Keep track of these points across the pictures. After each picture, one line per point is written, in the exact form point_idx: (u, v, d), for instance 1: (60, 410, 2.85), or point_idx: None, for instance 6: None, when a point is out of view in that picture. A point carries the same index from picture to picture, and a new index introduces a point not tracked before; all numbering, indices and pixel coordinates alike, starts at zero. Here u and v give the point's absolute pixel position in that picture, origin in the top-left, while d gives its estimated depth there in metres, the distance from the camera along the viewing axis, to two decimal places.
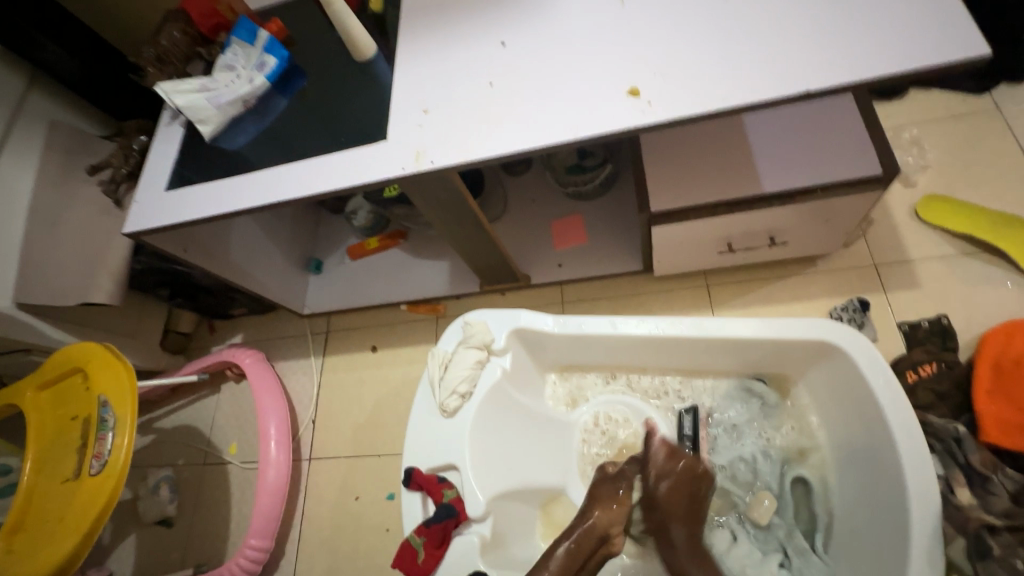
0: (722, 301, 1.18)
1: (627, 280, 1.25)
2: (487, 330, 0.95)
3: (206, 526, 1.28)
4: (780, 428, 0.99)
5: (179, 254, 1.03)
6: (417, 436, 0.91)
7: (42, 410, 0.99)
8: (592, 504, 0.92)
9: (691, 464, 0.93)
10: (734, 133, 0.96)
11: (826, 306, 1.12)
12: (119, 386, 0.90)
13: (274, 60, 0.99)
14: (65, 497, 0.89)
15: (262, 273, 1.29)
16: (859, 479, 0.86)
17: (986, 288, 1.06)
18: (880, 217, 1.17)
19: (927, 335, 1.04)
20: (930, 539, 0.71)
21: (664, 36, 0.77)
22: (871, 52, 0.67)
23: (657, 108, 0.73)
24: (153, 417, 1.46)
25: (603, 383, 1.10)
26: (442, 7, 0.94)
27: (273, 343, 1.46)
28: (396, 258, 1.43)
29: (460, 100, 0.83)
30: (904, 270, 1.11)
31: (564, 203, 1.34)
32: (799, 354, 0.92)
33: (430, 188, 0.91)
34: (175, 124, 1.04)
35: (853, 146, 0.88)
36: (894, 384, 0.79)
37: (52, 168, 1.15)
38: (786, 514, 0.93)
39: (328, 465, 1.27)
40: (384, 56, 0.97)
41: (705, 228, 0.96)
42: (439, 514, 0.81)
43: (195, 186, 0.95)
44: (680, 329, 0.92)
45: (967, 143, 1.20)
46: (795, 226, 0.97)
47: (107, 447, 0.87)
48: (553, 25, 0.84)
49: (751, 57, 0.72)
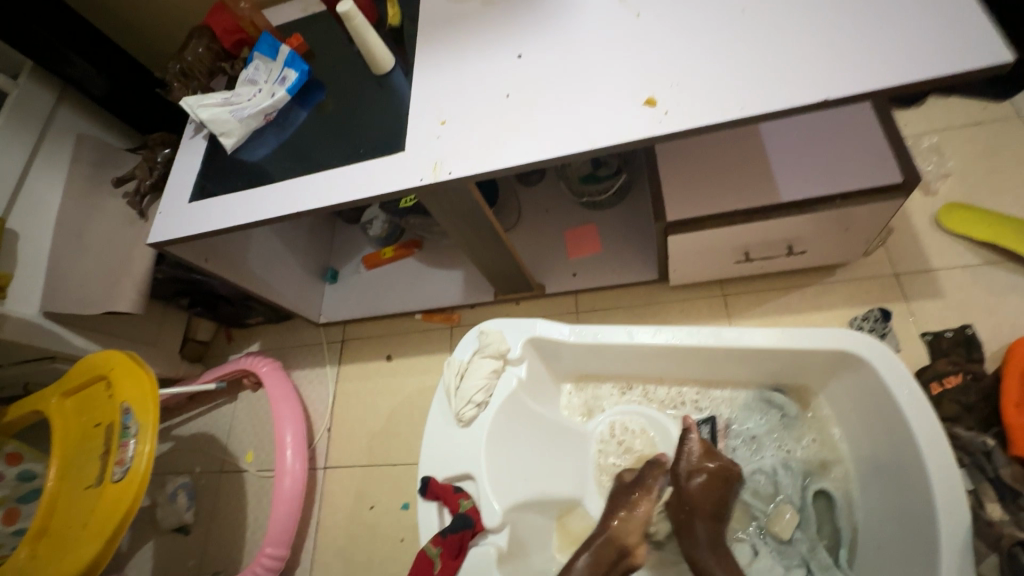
0: (739, 309, 1.17)
1: (642, 289, 1.25)
2: (502, 338, 0.95)
3: (222, 533, 1.29)
4: (801, 440, 0.97)
5: (201, 263, 1.05)
6: (434, 444, 0.91)
7: (66, 417, 1.01)
8: (613, 511, 0.93)
9: (727, 466, 0.91)
10: (751, 142, 0.96)
11: (846, 315, 1.10)
12: (141, 394, 0.92)
13: (295, 74, 1.01)
14: (88, 502, 0.90)
15: (279, 282, 1.31)
16: (885, 493, 0.83)
17: (1013, 297, 1.04)
18: (900, 225, 1.15)
19: (951, 345, 1.02)
20: (960, 556, 0.69)
21: (679, 47, 0.78)
22: (891, 60, 0.67)
23: (674, 118, 0.73)
24: (172, 425, 1.48)
25: (619, 394, 1.09)
26: (459, 21, 0.96)
27: (290, 351, 1.47)
28: (411, 268, 1.44)
29: (477, 112, 0.84)
30: (926, 279, 1.09)
31: (578, 212, 1.34)
32: (820, 364, 0.90)
33: (447, 199, 0.92)
34: (199, 137, 1.07)
35: (872, 153, 0.87)
36: (919, 396, 0.77)
37: (79, 180, 1.18)
38: (807, 529, 0.90)
39: (343, 474, 1.28)
40: (402, 69, 0.99)
41: (723, 236, 0.95)
42: (456, 524, 0.81)
43: (217, 197, 0.97)
44: (697, 339, 0.91)
45: (989, 150, 1.18)
46: (814, 235, 0.96)
47: (130, 453, 0.88)
48: (569, 37, 0.85)
49: (768, 66, 0.72)
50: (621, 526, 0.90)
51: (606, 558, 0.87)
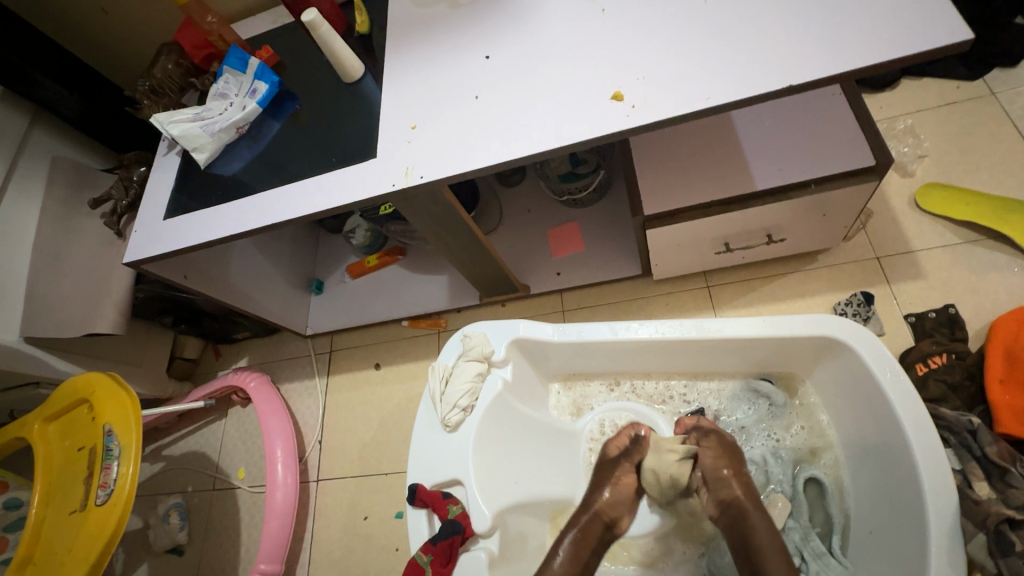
0: (723, 300, 1.17)
1: (626, 284, 1.25)
2: (486, 341, 0.94)
3: (216, 552, 1.28)
4: (789, 428, 0.98)
5: (180, 280, 1.04)
6: (421, 452, 0.90)
7: (50, 442, 1.00)
8: (598, 487, 0.91)
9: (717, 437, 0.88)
10: (724, 131, 0.96)
11: (830, 301, 1.10)
12: (123, 415, 0.91)
13: (265, 86, 1.00)
14: (73, 528, 0.89)
15: (262, 295, 1.30)
16: (873, 477, 0.83)
17: (993, 275, 1.04)
18: (879, 209, 1.15)
19: (934, 325, 1.02)
20: (948, 537, 0.68)
21: (643, 41, 0.78)
22: (855, 44, 0.67)
23: (641, 112, 0.73)
24: (162, 445, 1.46)
25: (608, 391, 1.08)
26: (427, 25, 0.95)
27: (278, 365, 1.46)
28: (396, 275, 1.43)
29: (447, 116, 0.84)
30: (908, 261, 1.09)
31: (560, 211, 1.34)
32: (804, 351, 0.90)
33: (422, 204, 0.91)
34: (173, 154, 1.06)
35: (845, 138, 0.87)
36: (901, 378, 0.77)
37: (55, 204, 1.17)
38: (801, 517, 0.89)
39: (335, 484, 1.27)
40: (372, 76, 0.98)
41: (703, 227, 0.95)
42: (445, 531, 0.80)
43: (192, 214, 0.96)
44: (681, 331, 0.91)
45: (964, 130, 1.18)
46: (792, 222, 0.97)
47: (113, 476, 0.87)
48: (535, 34, 0.85)
49: (733, 54, 0.72)
50: (609, 501, 0.89)
51: (594, 532, 0.86)
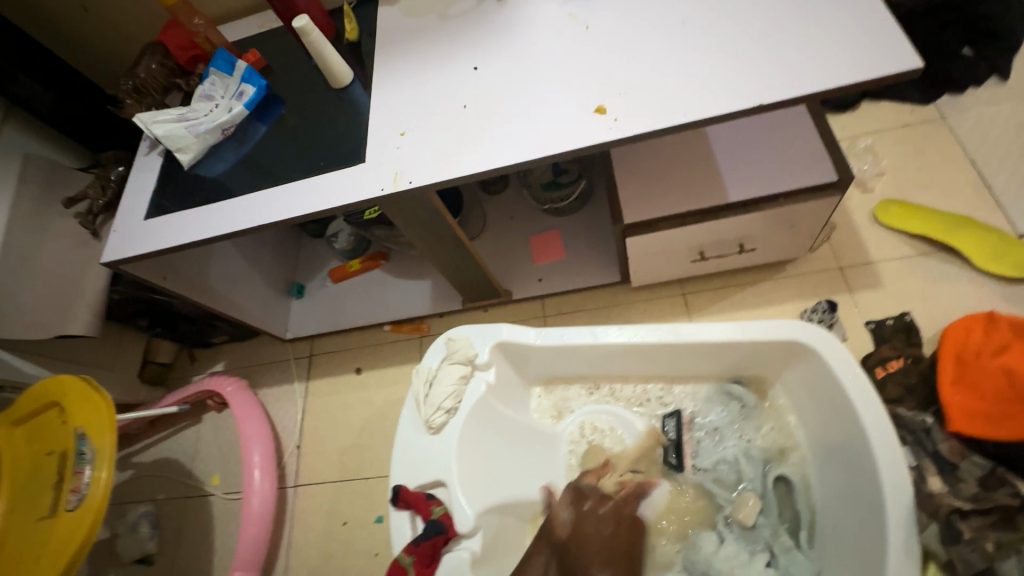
0: (698, 307, 1.22)
1: (605, 291, 1.28)
2: (470, 344, 0.96)
3: (188, 560, 1.25)
4: (760, 429, 1.02)
5: (158, 281, 1.03)
6: (404, 454, 0.91)
7: (15, 447, 0.97)
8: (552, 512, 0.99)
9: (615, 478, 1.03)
10: (698, 146, 1.01)
11: (797, 309, 1.16)
12: (97, 419, 0.89)
13: (253, 89, 1.01)
14: (40, 536, 0.86)
15: (241, 297, 1.29)
16: (837, 473, 0.88)
17: (945, 284, 1.12)
18: (843, 222, 1.22)
19: (892, 331, 1.08)
20: (905, 526, 0.73)
21: (622, 58, 0.82)
22: (819, 67, 0.72)
23: (622, 125, 0.77)
24: (132, 452, 1.42)
25: (587, 394, 1.11)
26: (416, 34, 0.98)
27: (256, 369, 1.44)
28: (378, 280, 1.43)
29: (435, 122, 0.87)
30: (868, 271, 1.16)
31: (541, 219, 1.37)
32: (774, 355, 0.94)
33: (409, 208, 0.93)
34: (154, 153, 1.05)
35: (811, 154, 0.93)
36: (861, 378, 0.82)
37: (26, 201, 1.14)
38: (770, 514, 0.94)
39: (314, 491, 1.25)
40: (361, 83, 1.00)
41: (679, 236, 0.99)
42: (428, 531, 0.81)
43: (174, 214, 0.95)
44: (659, 335, 0.94)
45: (918, 150, 1.27)
46: (763, 233, 1.02)
47: (86, 481, 0.85)
48: (518, 49, 0.88)
49: (710, 74, 0.76)
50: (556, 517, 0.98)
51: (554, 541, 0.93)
